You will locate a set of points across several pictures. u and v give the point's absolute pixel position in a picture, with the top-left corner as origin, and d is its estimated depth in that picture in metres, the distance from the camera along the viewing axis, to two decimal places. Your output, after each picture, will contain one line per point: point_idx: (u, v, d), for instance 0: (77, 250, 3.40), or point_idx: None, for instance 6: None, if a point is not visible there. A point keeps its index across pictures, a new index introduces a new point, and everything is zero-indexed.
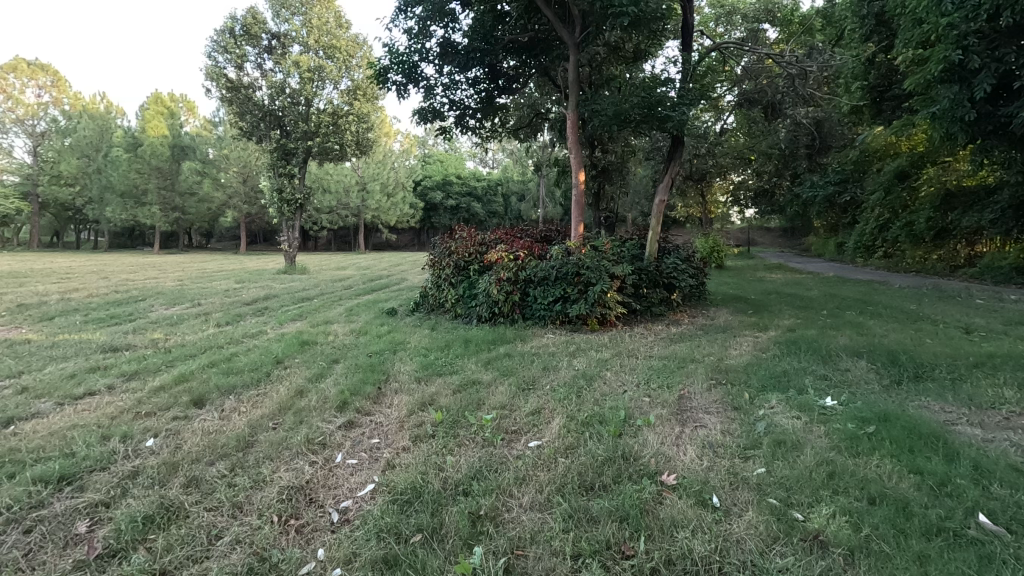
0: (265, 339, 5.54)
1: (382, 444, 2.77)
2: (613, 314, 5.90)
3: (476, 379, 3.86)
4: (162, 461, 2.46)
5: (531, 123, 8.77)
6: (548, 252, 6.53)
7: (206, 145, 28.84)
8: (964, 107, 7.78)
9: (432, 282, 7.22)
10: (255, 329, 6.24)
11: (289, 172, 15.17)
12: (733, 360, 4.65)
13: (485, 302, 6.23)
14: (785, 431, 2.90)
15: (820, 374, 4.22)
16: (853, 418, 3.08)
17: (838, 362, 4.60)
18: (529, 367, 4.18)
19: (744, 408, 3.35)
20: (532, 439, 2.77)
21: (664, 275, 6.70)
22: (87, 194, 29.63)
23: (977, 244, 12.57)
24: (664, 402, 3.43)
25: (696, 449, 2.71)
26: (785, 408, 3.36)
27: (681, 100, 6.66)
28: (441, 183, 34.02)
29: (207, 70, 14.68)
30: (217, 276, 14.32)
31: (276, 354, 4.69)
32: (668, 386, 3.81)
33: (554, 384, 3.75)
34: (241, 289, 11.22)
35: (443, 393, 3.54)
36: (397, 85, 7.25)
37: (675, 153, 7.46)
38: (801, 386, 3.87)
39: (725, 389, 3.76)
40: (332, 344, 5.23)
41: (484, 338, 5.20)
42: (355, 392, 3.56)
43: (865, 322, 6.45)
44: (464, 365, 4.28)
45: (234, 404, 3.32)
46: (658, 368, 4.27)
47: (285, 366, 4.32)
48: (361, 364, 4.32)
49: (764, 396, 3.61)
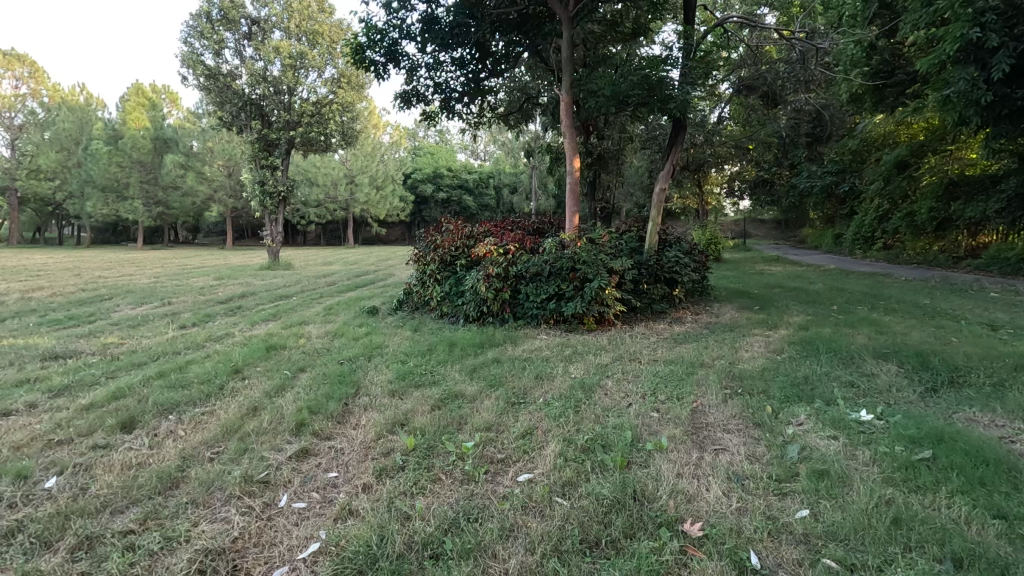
0: (229, 344, 5.00)
1: (342, 480, 2.27)
2: (611, 313, 5.44)
3: (459, 392, 3.36)
4: (54, 511, 1.95)
5: (521, 108, 8.25)
6: (541, 245, 6.05)
7: (189, 137, 27.56)
8: (980, 90, 7.34)
9: (416, 279, 6.71)
10: (222, 331, 5.71)
11: (271, 163, 14.61)
12: (746, 364, 4.19)
13: (472, 300, 5.73)
14: (823, 456, 2.43)
15: (847, 381, 3.76)
16: (900, 439, 2.61)
17: (862, 366, 4.13)
18: (520, 376, 3.69)
19: (768, 424, 2.89)
20: (523, 471, 2.31)
21: (666, 269, 6.21)
22: (67, 188, 28.76)
23: (982, 234, 12.27)
24: (676, 420, 2.96)
25: (722, 482, 2.24)
26: (817, 423, 2.89)
27: (683, 81, 6.19)
28: (431, 176, 33.41)
29: (184, 57, 14.01)
30: (196, 273, 13.71)
31: (236, 362, 4.17)
32: (679, 397, 3.33)
33: (549, 397, 3.26)
34: (219, 286, 10.63)
35: (419, 410, 3.04)
36: (377, 65, 6.71)
37: (676, 139, 6.97)
38: (829, 396, 3.40)
39: (744, 400, 3.30)
40: (301, 350, 4.71)
41: (471, 341, 4.71)
42: (317, 409, 3.05)
43: (881, 318, 5.99)
44: (446, 374, 3.78)
45: (170, 428, 2.82)
46: (665, 376, 3.79)
47: (243, 376, 3.80)
48: (330, 374, 3.80)
49: (788, 409, 3.14)
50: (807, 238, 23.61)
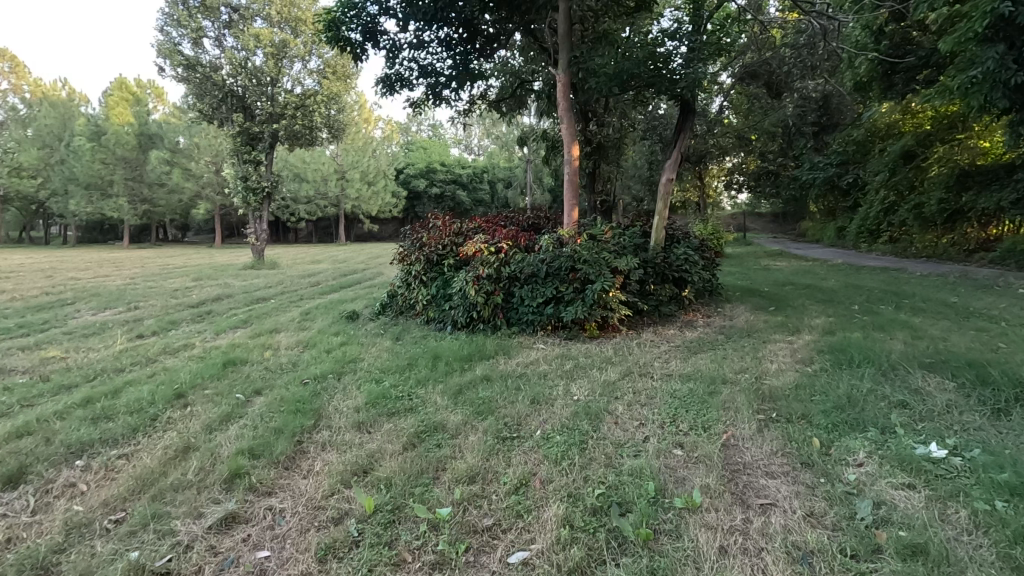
0: (184, 359, 4.39)
1: (274, 565, 1.70)
2: (615, 318, 4.87)
3: (439, 424, 2.78)
4: None
5: (515, 94, 7.64)
6: (536, 242, 5.45)
7: (175, 133, 26.84)
8: (1011, 71, 6.85)
9: (401, 280, 6.12)
10: (180, 342, 5.10)
11: (255, 158, 13.99)
12: (775, 378, 3.64)
13: (461, 305, 5.13)
14: (907, 518, 1.88)
15: (897, 402, 3.19)
16: (997, 489, 2.06)
17: (907, 379, 3.57)
18: (513, 400, 3.11)
19: (821, 466, 2.34)
20: (518, 549, 1.76)
21: (674, 268, 5.62)
22: (50, 186, 27.93)
23: (993, 226, 11.51)
24: (705, 461, 2.40)
25: (783, 563, 1.68)
26: (880, 463, 2.34)
27: (691, 58, 5.56)
28: (424, 171, 32.69)
29: (161, 47, 13.29)
30: (177, 273, 13.06)
31: (181, 383, 3.56)
32: (704, 427, 2.77)
33: (548, 430, 2.69)
34: (195, 288, 10.00)
35: (390, 452, 2.47)
36: (354, 45, 6.11)
37: (684, 123, 6.33)
38: (883, 422, 2.84)
39: (785, 430, 2.73)
40: (264, 365, 4.11)
41: (458, 353, 4.13)
42: (259, 452, 2.44)
43: (912, 320, 5.41)
44: (426, 399, 3.18)
45: (70, 480, 2.24)
46: (684, 398, 3.22)
47: (185, 403, 3.19)
48: (289, 398, 3.21)
49: (840, 442, 2.58)
50: (807, 231, 23.09)
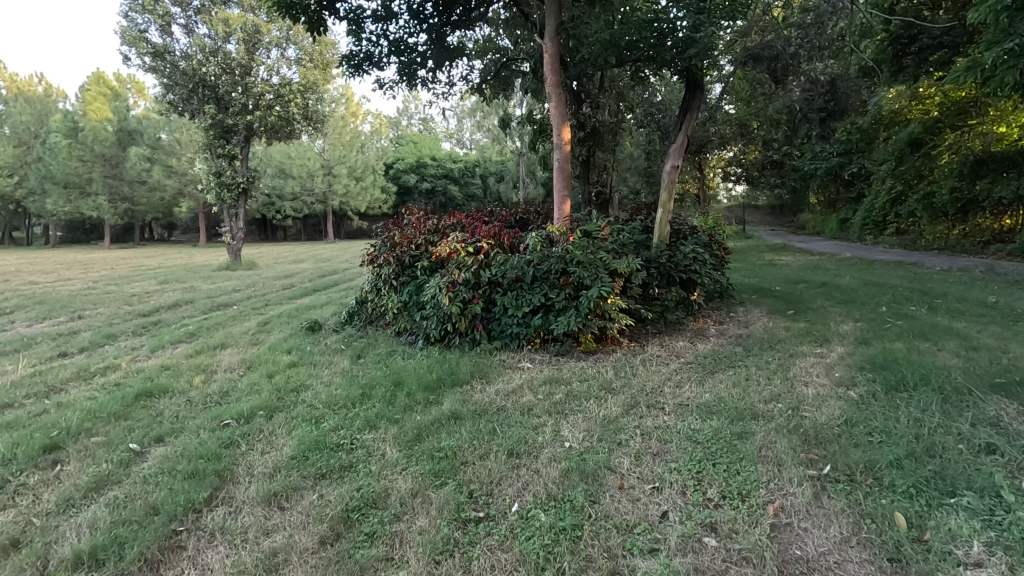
0: (94, 388, 3.62)
1: None
2: (614, 329, 4.15)
3: (381, 495, 2.03)
4: None
5: (499, 75, 6.83)
6: (523, 240, 4.69)
7: (155, 128, 25.77)
8: None
9: (369, 284, 5.33)
10: (102, 363, 4.33)
11: (229, 152, 13.14)
12: (818, 411, 2.89)
13: (433, 315, 4.35)
14: None
15: (983, 445, 2.45)
16: None
17: (983, 410, 2.83)
18: (484, 452, 2.36)
19: (920, 569, 1.61)
20: None
21: (682, 268, 4.85)
22: (26, 185, 26.74)
23: (1008, 216, 10.84)
24: (752, 561, 1.67)
25: None
26: (1008, 564, 1.63)
27: (698, 23, 4.81)
28: (414, 166, 31.83)
29: (125, 34, 12.34)
30: (144, 275, 12.18)
31: (65, 426, 2.79)
32: (740, 494, 2.04)
33: (529, 504, 1.96)
34: (155, 292, 9.16)
35: (300, 550, 1.72)
36: (312, 14, 5.32)
37: (691, 102, 5.55)
38: (981, 481, 2.09)
39: (853, 499, 1.99)
40: (187, 397, 3.35)
41: (425, 378, 3.38)
42: (105, 559, 1.69)
43: (953, 326, 4.71)
44: (374, 450, 2.44)
45: None
46: (708, 443, 2.46)
47: (54, 461, 2.43)
48: (191, 451, 2.44)
49: (935, 519, 1.85)
50: (807, 224, 22.40)
